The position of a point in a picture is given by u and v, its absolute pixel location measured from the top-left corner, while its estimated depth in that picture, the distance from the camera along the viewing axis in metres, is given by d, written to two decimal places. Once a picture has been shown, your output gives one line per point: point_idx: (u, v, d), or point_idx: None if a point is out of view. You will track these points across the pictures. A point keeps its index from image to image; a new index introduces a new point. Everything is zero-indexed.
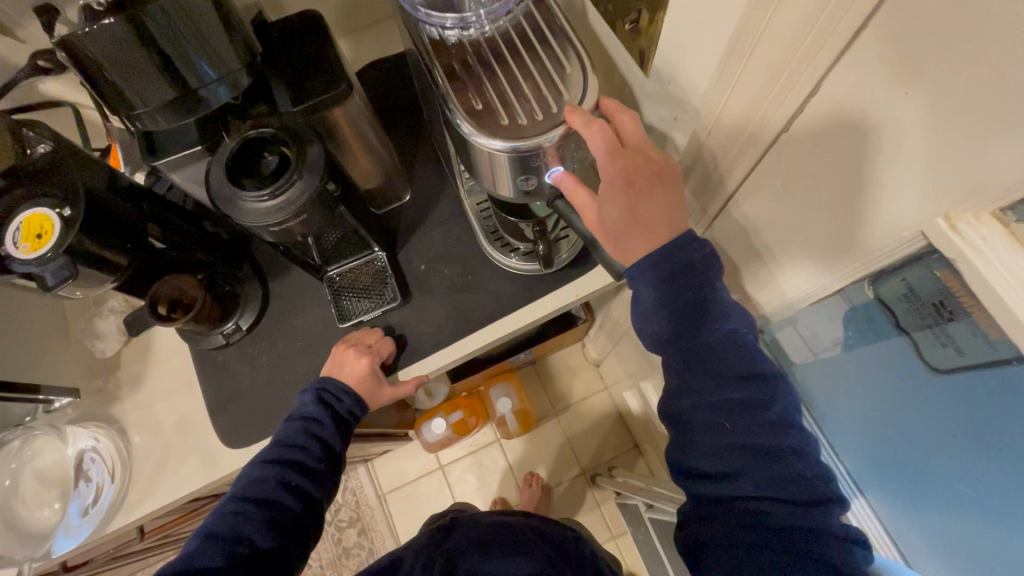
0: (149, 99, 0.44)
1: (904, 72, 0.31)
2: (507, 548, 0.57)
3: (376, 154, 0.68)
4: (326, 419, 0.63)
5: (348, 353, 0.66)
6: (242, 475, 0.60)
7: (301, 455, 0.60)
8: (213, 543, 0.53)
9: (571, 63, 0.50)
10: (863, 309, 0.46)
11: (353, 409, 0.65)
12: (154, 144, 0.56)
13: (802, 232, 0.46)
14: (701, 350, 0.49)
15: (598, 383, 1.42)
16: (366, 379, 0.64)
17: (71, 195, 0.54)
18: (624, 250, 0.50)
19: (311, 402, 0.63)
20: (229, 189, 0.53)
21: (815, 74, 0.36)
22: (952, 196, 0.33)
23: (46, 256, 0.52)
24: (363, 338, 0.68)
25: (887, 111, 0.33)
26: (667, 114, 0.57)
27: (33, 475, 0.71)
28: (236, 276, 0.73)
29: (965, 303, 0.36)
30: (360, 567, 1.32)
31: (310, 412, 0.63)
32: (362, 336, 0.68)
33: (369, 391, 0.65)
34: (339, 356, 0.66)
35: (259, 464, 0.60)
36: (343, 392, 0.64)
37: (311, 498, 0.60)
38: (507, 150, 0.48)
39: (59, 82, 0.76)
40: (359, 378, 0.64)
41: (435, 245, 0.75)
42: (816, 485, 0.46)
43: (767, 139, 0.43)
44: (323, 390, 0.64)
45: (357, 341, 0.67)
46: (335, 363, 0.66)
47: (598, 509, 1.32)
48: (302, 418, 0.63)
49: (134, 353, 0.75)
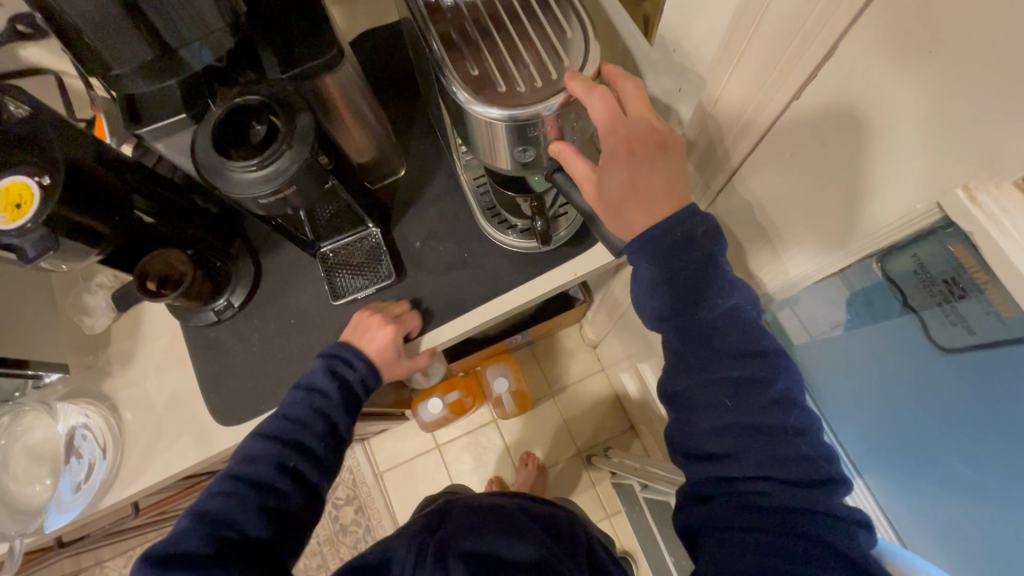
0: (126, 60, 0.42)
1: (930, 31, 0.29)
2: (498, 529, 0.57)
3: (370, 126, 0.66)
4: (332, 393, 0.61)
5: (372, 319, 0.65)
6: (239, 450, 0.58)
7: (300, 433, 0.58)
8: (202, 524, 0.52)
9: (573, 28, 0.48)
10: (862, 292, 0.46)
11: (366, 380, 0.63)
12: (137, 111, 0.54)
13: (810, 205, 0.44)
14: (702, 330, 0.48)
15: (595, 364, 1.42)
16: (389, 350, 0.64)
17: (51, 163, 0.52)
18: (624, 226, 0.49)
19: (318, 373, 0.61)
20: (216, 159, 0.51)
21: (830, 37, 0.34)
22: (972, 165, 0.31)
23: (27, 226, 0.51)
24: (389, 307, 0.67)
25: (907, 75, 0.31)
26: (671, 85, 0.55)
27: (24, 451, 0.70)
28: (227, 252, 0.71)
29: (981, 280, 0.34)
30: (357, 544, 1.33)
31: (317, 384, 0.61)
32: (393, 304, 0.67)
33: (385, 363, 0.64)
34: (363, 321, 0.65)
35: (259, 437, 0.58)
36: (361, 360, 0.63)
37: (309, 481, 0.57)
38: (505, 119, 0.46)
39: (42, 47, 0.74)
40: (382, 349, 0.63)
41: (431, 221, 0.73)
42: (818, 464, 0.45)
43: (776, 107, 0.41)
44: (335, 360, 0.63)
45: (385, 309, 0.66)
46: (358, 328, 0.65)
47: (593, 489, 1.33)
48: (308, 390, 0.60)
49: (124, 330, 0.74)
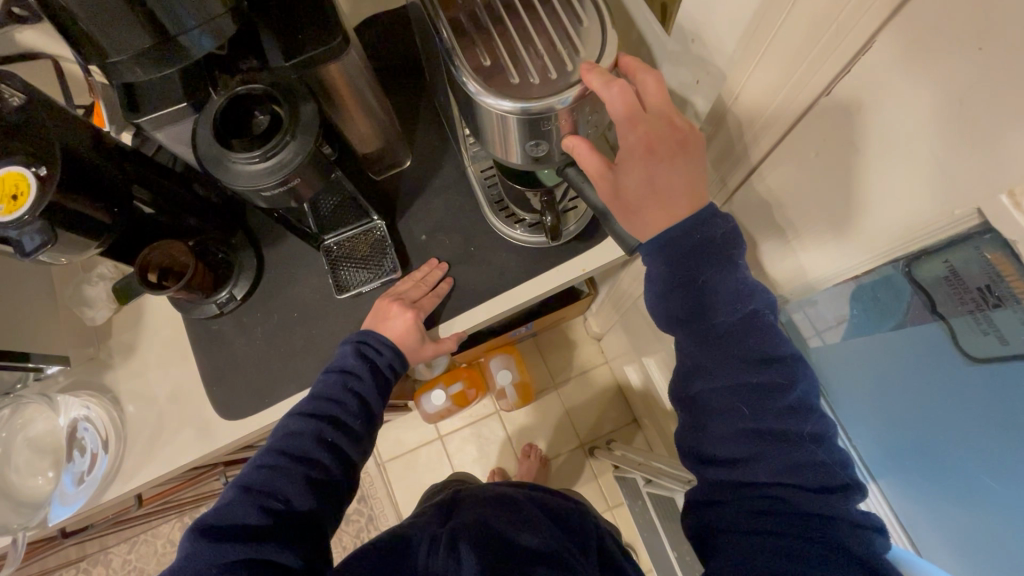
0: (123, 45, 0.40)
1: (980, 26, 0.27)
2: (505, 519, 0.55)
3: (376, 116, 0.64)
4: (365, 373, 0.60)
5: (392, 307, 0.64)
6: (277, 428, 0.57)
7: (338, 410, 0.57)
8: (249, 496, 0.50)
9: (589, 18, 0.46)
10: (871, 287, 0.45)
11: (393, 364, 0.63)
12: (135, 99, 0.52)
13: (836, 206, 0.43)
14: (716, 333, 0.47)
15: (599, 357, 1.41)
16: (411, 334, 0.63)
17: (46, 153, 0.51)
18: (639, 224, 0.48)
19: (350, 355, 0.61)
20: (218, 151, 0.50)
21: (868, 27, 0.32)
22: (1018, 169, 0.29)
23: (23, 218, 0.49)
24: (407, 292, 0.66)
25: (952, 71, 0.30)
26: (688, 77, 0.53)
27: (26, 443, 0.70)
28: (230, 244, 0.70)
29: (1017, 289, 0.33)
30: (359, 533, 1.34)
31: (349, 364, 0.60)
32: (408, 289, 0.66)
33: (411, 348, 0.64)
34: (382, 309, 0.65)
35: (297, 415, 0.57)
36: (385, 345, 0.62)
37: (348, 458, 0.56)
38: (517, 112, 0.44)
39: (36, 31, 0.71)
40: (403, 333, 0.63)
41: (437, 214, 0.71)
42: (833, 471, 0.44)
43: (804, 101, 0.40)
44: (363, 344, 0.62)
45: (402, 294, 0.65)
46: (377, 317, 0.64)
47: (595, 481, 1.33)
48: (341, 371, 0.60)
49: (125, 322, 0.73)
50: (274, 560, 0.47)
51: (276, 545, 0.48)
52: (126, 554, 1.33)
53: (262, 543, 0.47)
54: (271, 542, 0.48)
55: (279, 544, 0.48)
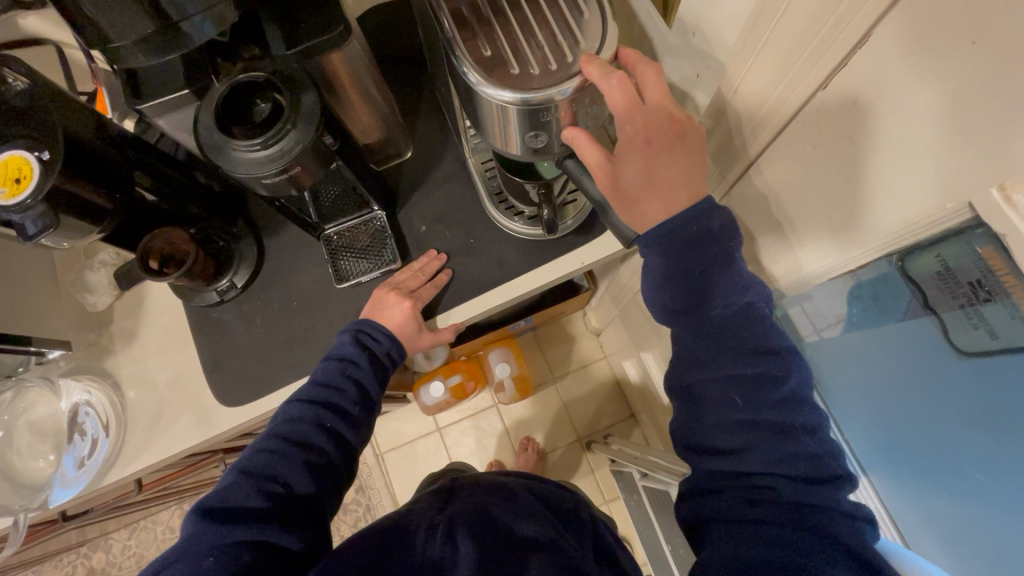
0: (127, 33, 0.40)
1: (974, 21, 0.27)
2: (503, 507, 0.56)
3: (377, 106, 0.64)
4: (364, 361, 0.61)
5: (390, 297, 0.64)
6: (276, 414, 0.57)
7: (336, 396, 0.58)
8: (249, 479, 0.51)
9: (590, 8, 0.47)
10: (867, 281, 0.45)
11: (391, 351, 0.63)
12: (138, 85, 0.52)
13: (830, 201, 0.43)
14: (711, 327, 0.48)
15: (599, 352, 1.41)
16: (408, 324, 0.63)
17: (50, 137, 0.51)
18: (635, 215, 0.48)
19: (347, 343, 0.61)
20: (219, 138, 0.50)
21: (865, 22, 0.33)
22: (1009, 165, 0.29)
23: (26, 203, 0.50)
24: (406, 281, 0.66)
25: (944, 67, 0.30)
26: (689, 68, 0.53)
27: (27, 427, 0.71)
28: (231, 232, 0.70)
29: (1007, 283, 0.33)
30: (358, 522, 1.36)
31: (347, 352, 0.61)
32: (406, 278, 0.66)
33: (408, 337, 0.64)
34: (380, 298, 0.65)
35: (297, 402, 0.57)
36: (383, 333, 0.62)
37: (347, 444, 0.57)
38: (517, 102, 0.44)
39: (41, 17, 0.72)
40: (400, 322, 0.63)
41: (437, 205, 0.72)
42: (825, 462, 0.45)
43: (801, 96, 0.40)
44: (361, 331, 0.62)
45: (400, 284, 0.66)
46: (375, 307, 0.65)
47: (592, 474, 1.34)
48: (339, 358, 0.60)
49: (127, 308, 0.73)
50: (274, 543, 0.48)
51: (277, 527, 0.48)
52: (125, 539, 1.35)
53: (263, 524, 0.48)
54: (271, 524, 0.48)
55: (277, 526, 0.48)
